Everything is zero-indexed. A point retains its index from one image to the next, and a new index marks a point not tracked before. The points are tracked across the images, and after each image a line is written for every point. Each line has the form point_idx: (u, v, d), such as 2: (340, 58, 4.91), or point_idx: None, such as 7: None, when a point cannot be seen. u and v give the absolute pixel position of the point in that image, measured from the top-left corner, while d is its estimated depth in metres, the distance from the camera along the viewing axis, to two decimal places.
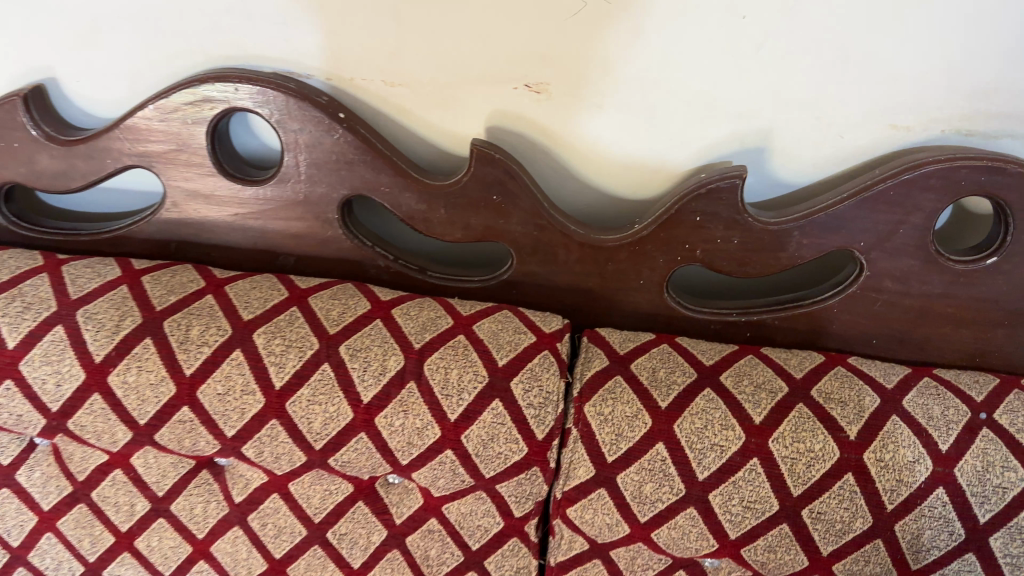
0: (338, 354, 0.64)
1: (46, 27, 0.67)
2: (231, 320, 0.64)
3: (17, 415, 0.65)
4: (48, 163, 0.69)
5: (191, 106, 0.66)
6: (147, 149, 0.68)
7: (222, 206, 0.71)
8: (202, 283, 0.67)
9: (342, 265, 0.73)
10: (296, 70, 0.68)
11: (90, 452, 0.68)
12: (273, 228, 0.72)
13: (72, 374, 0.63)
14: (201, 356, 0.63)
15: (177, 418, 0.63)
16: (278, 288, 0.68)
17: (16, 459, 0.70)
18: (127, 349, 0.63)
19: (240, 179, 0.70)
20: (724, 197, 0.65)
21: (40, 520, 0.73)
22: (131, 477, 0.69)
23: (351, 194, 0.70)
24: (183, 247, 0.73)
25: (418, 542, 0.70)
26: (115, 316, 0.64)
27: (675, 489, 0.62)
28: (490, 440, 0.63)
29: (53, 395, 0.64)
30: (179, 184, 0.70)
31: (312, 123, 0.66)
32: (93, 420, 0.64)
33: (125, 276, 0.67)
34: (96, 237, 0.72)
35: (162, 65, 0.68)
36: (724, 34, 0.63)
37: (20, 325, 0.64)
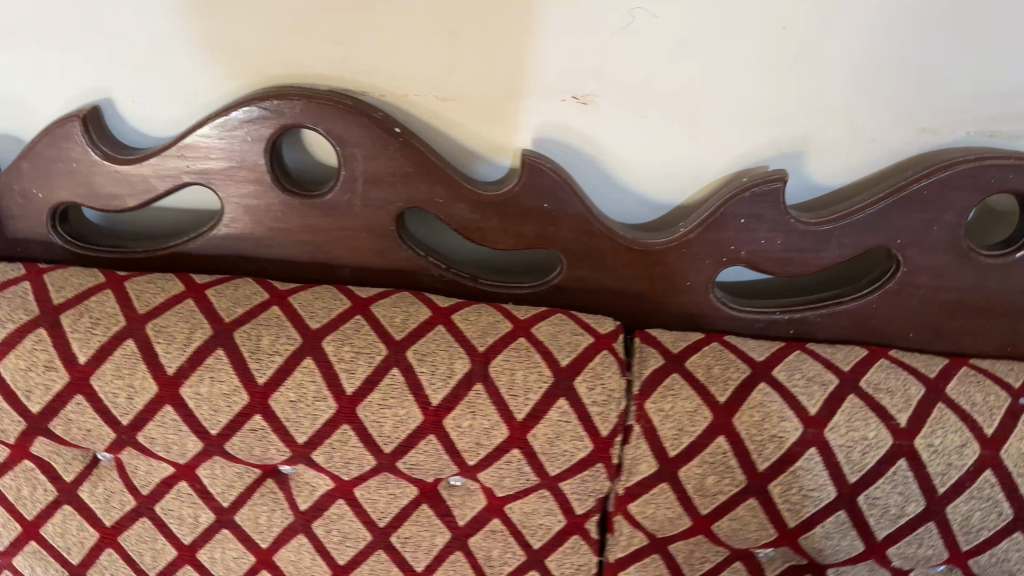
0: (406, 359, 0.65)
1: (108, 50, 0.68)
2: (300, 329, 0.66)
3: (86, 430, 0.66)
4: (107, 182, 0.71)
5: (252, 124, 0.68)
6: (206, 167, 0.70)
7: (278, 220, 0.72)
8: (265, 295, 0.68)
9: (397, 276, 0.75)
10: (354, 88, 0.70)
11: (156, 465, 0.69)
12: (327, 240, 0.73)
13: (144, 387, 0.64)
14: (273, 364, 0.64)
15: (249, 427, 0.65)
16: (340, 297, 0.69)
17: (79, 476, 0.71)
18: (200, 360, 0.64)
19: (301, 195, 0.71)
20: (769, 200, 0.68)
21: (102, 536, 0.73)
22: (197, 489, 0.70)
23: (407, 206, 0.72)
24: (241, 262, 0.74)
25: (480, 543, 0.72)
26: (185, 330, 0.65)
27: (737, 480, 0.65)
28: (556, 438, 0.65)
29: (124, 409, 0.64)
30: (236, 200, 0.72)
31: (370, 139, 0.69)
32: (165, 432, 0.65)
33: (189, 290, 0.68)
34: (152, 254, 0.73)
35: (220, 86, 0.70)
36: (764, 44, 0.66)
37: (91, 341, 0.64)
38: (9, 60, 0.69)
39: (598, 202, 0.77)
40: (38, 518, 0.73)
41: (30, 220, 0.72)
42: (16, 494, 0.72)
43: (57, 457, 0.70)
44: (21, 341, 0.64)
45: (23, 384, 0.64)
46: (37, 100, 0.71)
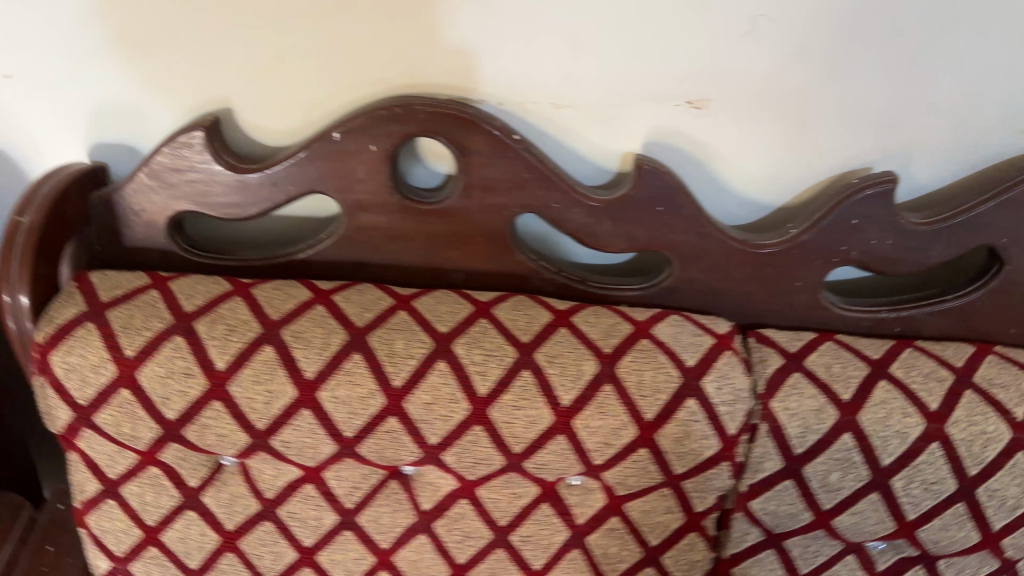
0: (535, 361, 0.66)
1: (230, 60, 0.69)
2: (431, 333, 0.67)
3: (221, 435, 0.67)
4: (230, 192, 0.71)
5: (377, 132, 0.69)
6: (327, 174, 0.71)
7: (395, 225, 0.73)
8: (391, 300, 0.70)
9: (507, 279, 0.75)
10: (472, 96, 0.70)
11: (283, 469, 0.70)
12: (441, 245, 0.74)
13: (282, 391, 0.65)
14: (408, 367, 0.66)
15: (384, 429, 0.66)
16: (462, 301, 0.70)
17: (204, 481, 0.72)
18: (338, 364, 0.65)
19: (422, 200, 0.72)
20: (881, 200, 0.69)
21: (223, 541, 0.74)
22: (323, 490, 0.72)
23: (522, 211, 0.72)
24: (358, 268, 0.75)
25: (599, 541, 0.73)
26: (322, 334, 0.66)
27: (861, 476, 0.67)
28: (685, 437, 0.66)
29: (261, 414, 0.65)
30: (353, 206, 0.72)
31: (491, 146, 0.70)
32: (300, 435, 0.66)
33: (317, 296, 0.70)
34: (273, 259, 0.74)
35: (339, 95, 0.71)
36: (879, 48, 0.67)
37: (228, 347, 0.65)
38: (128, 70, 0.69)
39: (708, 207, 0.77)
40: (159, 524, 0.74)
41: (149, 228, 0.73)
42: (140, 501, 0.72)
43: (185, 463, 0.70)
44: (158, 348, 0.64)
45: (160, 392, 0.64)
46: (154, 110, 0.72)
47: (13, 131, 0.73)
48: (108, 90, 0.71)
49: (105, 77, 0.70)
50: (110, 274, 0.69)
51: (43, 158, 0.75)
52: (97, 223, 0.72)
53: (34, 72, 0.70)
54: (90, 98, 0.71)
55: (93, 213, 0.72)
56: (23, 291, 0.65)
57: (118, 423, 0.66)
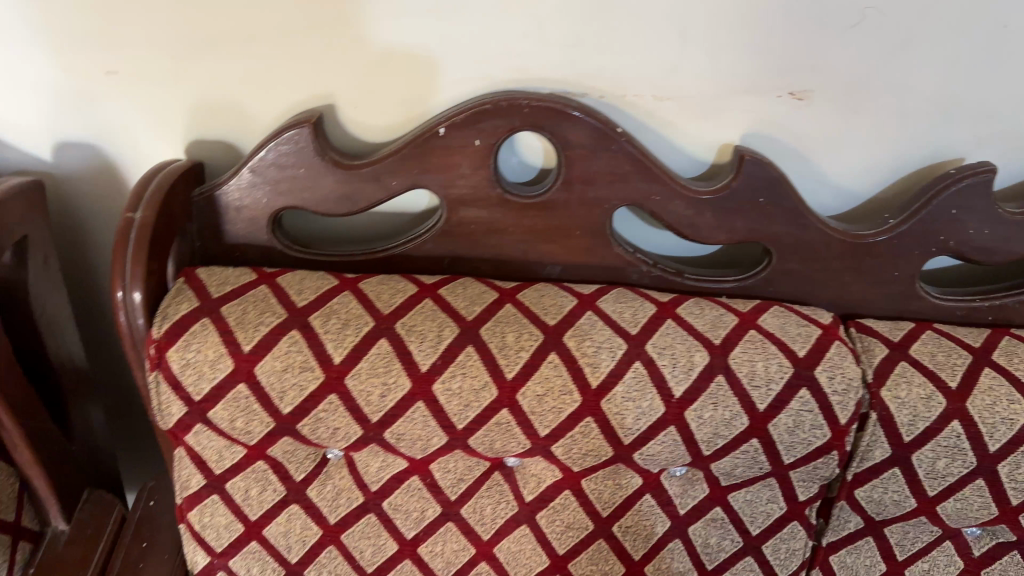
0: (647, 353, 0.66)
1: (337, 55, 0.69)
2: (540, 326, 0.67)
3: (334, 428, 0.67)
4: (333, 187, 0.71)
5: (480, 126, 0.69)
6: (430, 168, 0.71)
7: (495, 218, 0.73)
8: (496, 293, 0.70)
9: (603, 272, 0.75)
10: (574, 89, 0.70)
11: (390, 461, 0.71)
12: (541, 239, 0.74)
13: (397, 384, 0.65)
14: (521, 359, 0.66)
15: (495, 420, 0.66)
16: (566, 295, 0.70)
17: (309, 474, 0.72)
18: (452, 356, 0.66)
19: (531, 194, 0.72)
20: (981, 189, 0.70)
21: (324, 533, 0.75)
22: (427, 482, 0.72)
23: (622, 204, 0.72)
24: (457, 262, 0.76)
25: (700, 531, 0.74)
26: (435, 328, 0.67)
27: (967, 463, 0.67)
28: (797, 426, 0.66)
29: (376, 407, 0.66)
30: (455, 200, 0.72)
31: (593, 138, 0.69)
32: (412, 427, 0.67)
33: (422, 290, 0.70)
34: (371, 255, 0.75)
35: (443, 91, 0.71)
36: (985, 39, 0.67)
37: (344, 340, 0.65)
38: (233, 67, 0.69)
39: (809, 200, 0.78)
40: (261, 518, 0.74)
41: (251, 226, 0.73)
42: (244, 495, 0.73)
43: (292, 457, 0.71)
44: (277, 342, 0.64)
45: (278, 386, 0.65)
46: (255, 106, 0.72)
47: (111, 128, 0.73)
48: (211, 87, 0.71)
49: (209, 73, 0.70)
50: (217, 270, 0.70)
51: (139, 155, 0.75)
52: (199, 220, 0.72)
53: (138, 69, 0.70)
54: (194, 93, 0.71)
55: (196, 210, 0.72)
56: (136, 287, 0.65)
57: (233, 418, 0.66)
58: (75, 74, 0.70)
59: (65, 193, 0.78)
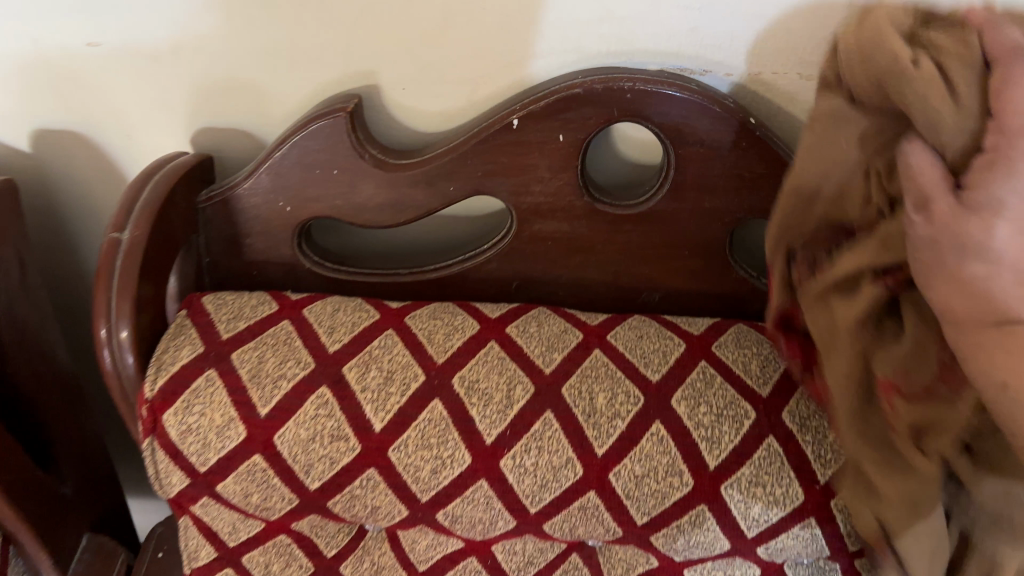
0: (784, 425, 0.50)
1: (377, 22, 0.52)
2: (640, 383, 0.51)
3: (372, 506, 0.52)
4: (375, 194, 0.56)
5: (565, 116, 0.52)
6: (497, 169, 0.54)
7: (580, 232, 0.56)
8: (580, 333, 0.54)
9: (717, 301, 0.59)
10: (691, 66, 0.53)
11: (444, 541, 0.56)
12: (636, 259, 0.57)
13: (455, 459, 0.50)
14: (615, 432, 0.50)
15: (579, 504, 0.51)
16: (671, 337, 0.54)
17: (342, 550, 0.58)
18: (525, 427, 0.50)
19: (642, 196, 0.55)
20: None
21: None
22: (489, 565, 0.57)
23: (749, 216, 0.55)
24: (529, 286, 0.59)
25: None
26: (503, 386, 0.51)
27: None
28: None
29: (426, 484, 0.51)
30: (528, 209, 0.56)
31: (714, 134, 0.52)
32: (472, 508, 0.52)
33: (486, 328, 0.54)
34: (419, 276, 0.59)
35: (517, 67, 0.54)
36: None
37: (386, 402, 0.51)
38: (242, 37, 0.53)
39: None
40: None
41: (270, 242, 0.58)
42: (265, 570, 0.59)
43: (321, 531, 0.56)
44: (301, 404, 0.50)
45: (303, 459, 0.50)
46: (275, 87, 0.56)
47: (95, 108, 0.58)
48: (217, 62, 0.55)
49: (217, 44, 0.54)
50: (227, 299, 0.55)
51: (133, 145, 0.60)
52: (206, 232, 0.58)
53: (124, 38, 0.54)
54: (199, 69, 0.55)
55: (201, 220, 0.57)
56: (122, 323, 0.50)
57: (247, 492, 0.52)
58: (46, 46, 0.55)
59: (42, 181, 0.63)
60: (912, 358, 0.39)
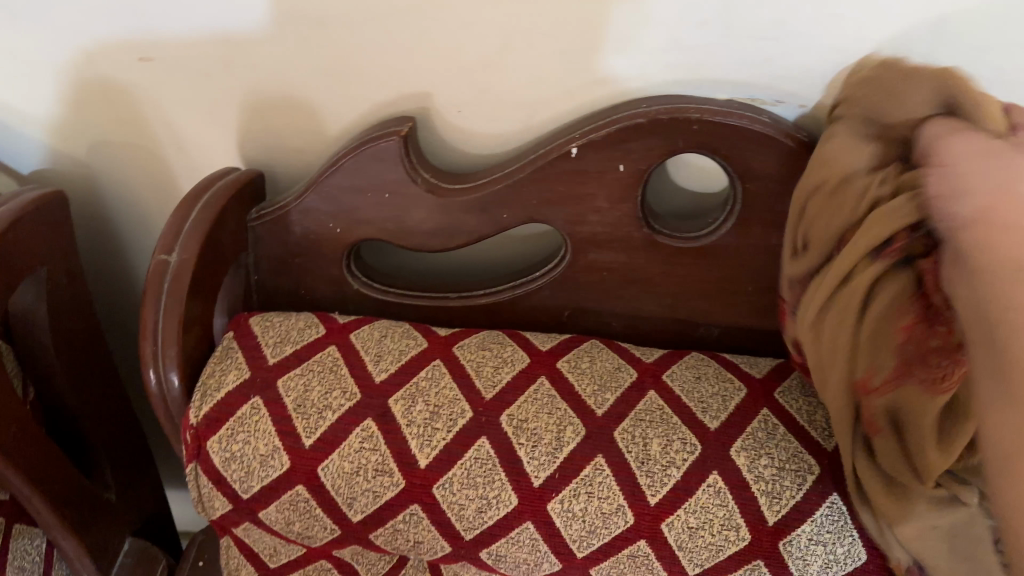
0: None
1: (433, 42, 0.50)
2: (697, 430, 0.49)
3: (415, 541, 0.51)
4: (426, 218, 0.54)
5: (627, 146, 0.49)
6: (554, 197, 0.52)
7: (638, 264, 0.54)
8: (635, 372, 0.52)
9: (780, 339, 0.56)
10: (763, 95, 0.50)
11: None
12: (696, 294, 0.55)
13: (501, 500, 0.49)
14: (669, 481, 0.48)
15: (628, 552, 0.49)
16: (731, 380, 0.52)
17: None
18: (575, 471, 0.48)
19: (704, 230, 0.53)
20: None
21: None
22: None
23: None
24: (582, 315, 0.57)
25: None
26: (553, 425, 0.49)
27: None
28: None
29: (470, 522, 0.49)
30: (585, 239, 0.54)
31: (786, 169, 0.49)
32: (517, 549, 0.50)
33: (537, 363, 0.53)
34: (468, 302, 0.57)
35: (576, 92, 0.51)
36: None
37: (432, 437, 0.49)
38: (296, 55, 0.52)
39: None
40: None
41: (319, 262, 0.57)
42: None
43: (363, 559, 0.55)
44: (347, 437, 0.49)
45: (346, 492, 0.49)
46: (327, 105, 0.54)
47: (147, 121, 0.57)
48: (270, 79, 0.53)
49: (269, 62, 0.52)
50: (275, 321, 0.54)
51: (185, 159, 0.59)
52: (254, 249, 0.57)
53: (177, 54, 0.53)
54: (251, 85, 0.54)
55: (251, 238, 0.57)
56: (171, 345, 0.49)
57: (289, 521, 0.51)
58: (100, 60, 0.54)
59: (93, 192, 0.63)
60: (897, 311, 0.37)
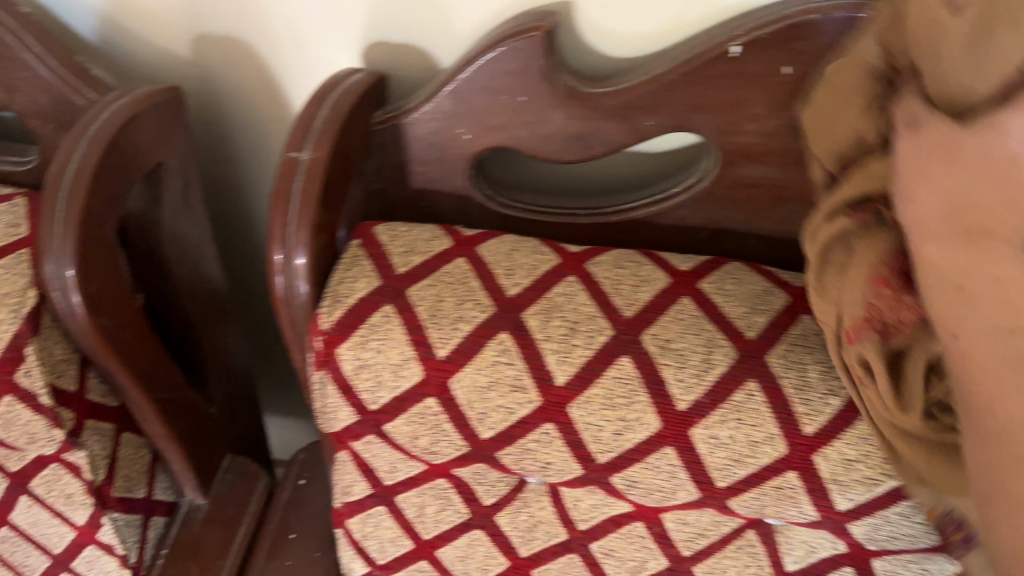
0: None
1: None
2: None
3: (545, 462, 0.49)
4: (565, 124, 0.50)
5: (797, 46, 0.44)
6: (706, 103, 0.48)
7: (792, 180, 0.50)
8: (786, 295, 0.48)
9: None
10: None
11: (611, 504, 0.52)
12: None
13: (642, 422, 0.46)
14: (827, 411, 0.44)
15: (775, 482, 0.46)
16: None
17: (501, 499, 0.55)
18: (725, 396, 0.45)
19: None
20: None
21: (512, 566, 0.58)
22: (655, 532, 0.53)
23: None
24: (722, 237, 0.54)
25: None
26: (702, 348, 0.46)
27: None
28: None
29: (606, 445, 0.47)
30: (735, 151, 0.50)
31: None
32: (653, 475, 0.48)
33: (681, 283, 0.49)
34: (600, 218, 0.54)
35: None
36: None
37: (571, 354, 0.46)
38: None
39: None
40: (436, 539, 0.58)
41: (443, 171, 0.54)
42: (418, 512, 0.57)
43: (482, 479, 0.53)
44: (481, 349, 0.47)
45: (479, 406, 0.48)
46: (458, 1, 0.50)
47: (267, 22, 0.53)
48: None
49: None
50: (401, 230, 0.52)
51: (301, 59, 0.55)
52: (379, 156, 0.54)
53: None
54: None
55: (376, 142, 0.53)
56: (300, 250, 0.47)
57: (416, 434, 0.50)
58: None
59: (208, 102, 0.59)
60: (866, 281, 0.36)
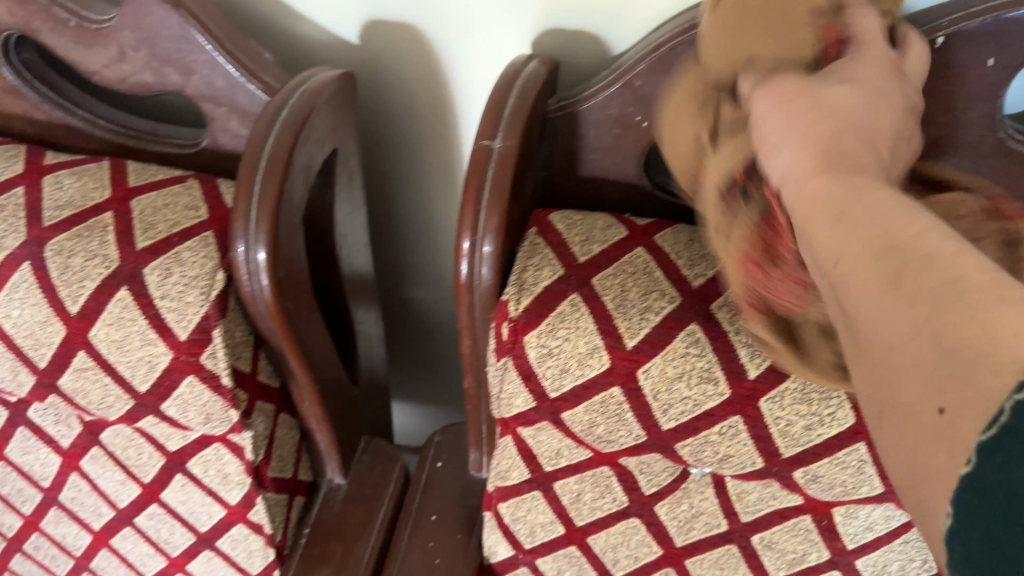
0: None
1: None
2: None
3: (723, 454, 0.49)
4: None
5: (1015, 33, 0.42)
6: None
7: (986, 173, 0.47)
8: None
9: None
10: None
11: (782, 497, 0.52)
12: None
13: (838, 418, 0.45)
14: None
15: None
16: None
17: (663, 490, 0.55)
18: None
19: None
20: None
21: (664, 554, 0.59)
22: (822, 525, 0.52)
23: None
24: None
25: None
26: None
27: None
28: None
29: (795, 440, 0.47)
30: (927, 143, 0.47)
31: None
32: (838, 470, 0.47)
33: None
34: None
35: None
36: None
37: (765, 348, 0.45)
38: None
39: None
40: (589, 525, 0.59)
41: (611, 159, 0.54)
42: (574, 498, 0.57)
43: (647, 468, 0.53)
44: (670, 340, 0.46)
45: (664, 398, 0.47)
46: None
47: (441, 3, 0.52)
48: None
49: None
50: (576, 218, 0.52)
51: (469, 42, 0.54)
52: (550, 145, 0.54)
53: None
54: None
55: (548, 132, 0.53)
56: (488, 239, 0.47)
57: (594, 423, 0.50)
58: None
59: (369, 84, 0.59)
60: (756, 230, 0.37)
